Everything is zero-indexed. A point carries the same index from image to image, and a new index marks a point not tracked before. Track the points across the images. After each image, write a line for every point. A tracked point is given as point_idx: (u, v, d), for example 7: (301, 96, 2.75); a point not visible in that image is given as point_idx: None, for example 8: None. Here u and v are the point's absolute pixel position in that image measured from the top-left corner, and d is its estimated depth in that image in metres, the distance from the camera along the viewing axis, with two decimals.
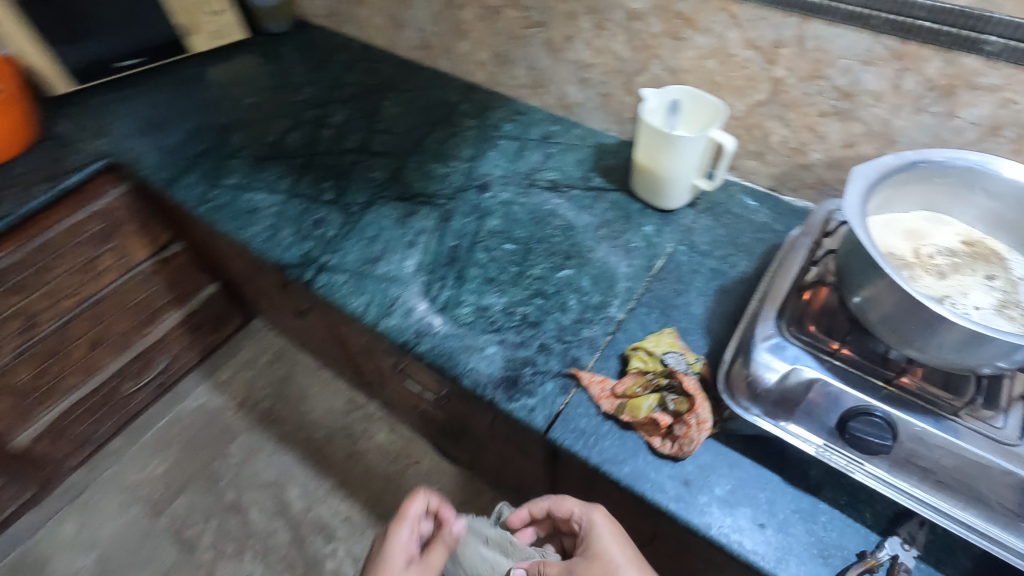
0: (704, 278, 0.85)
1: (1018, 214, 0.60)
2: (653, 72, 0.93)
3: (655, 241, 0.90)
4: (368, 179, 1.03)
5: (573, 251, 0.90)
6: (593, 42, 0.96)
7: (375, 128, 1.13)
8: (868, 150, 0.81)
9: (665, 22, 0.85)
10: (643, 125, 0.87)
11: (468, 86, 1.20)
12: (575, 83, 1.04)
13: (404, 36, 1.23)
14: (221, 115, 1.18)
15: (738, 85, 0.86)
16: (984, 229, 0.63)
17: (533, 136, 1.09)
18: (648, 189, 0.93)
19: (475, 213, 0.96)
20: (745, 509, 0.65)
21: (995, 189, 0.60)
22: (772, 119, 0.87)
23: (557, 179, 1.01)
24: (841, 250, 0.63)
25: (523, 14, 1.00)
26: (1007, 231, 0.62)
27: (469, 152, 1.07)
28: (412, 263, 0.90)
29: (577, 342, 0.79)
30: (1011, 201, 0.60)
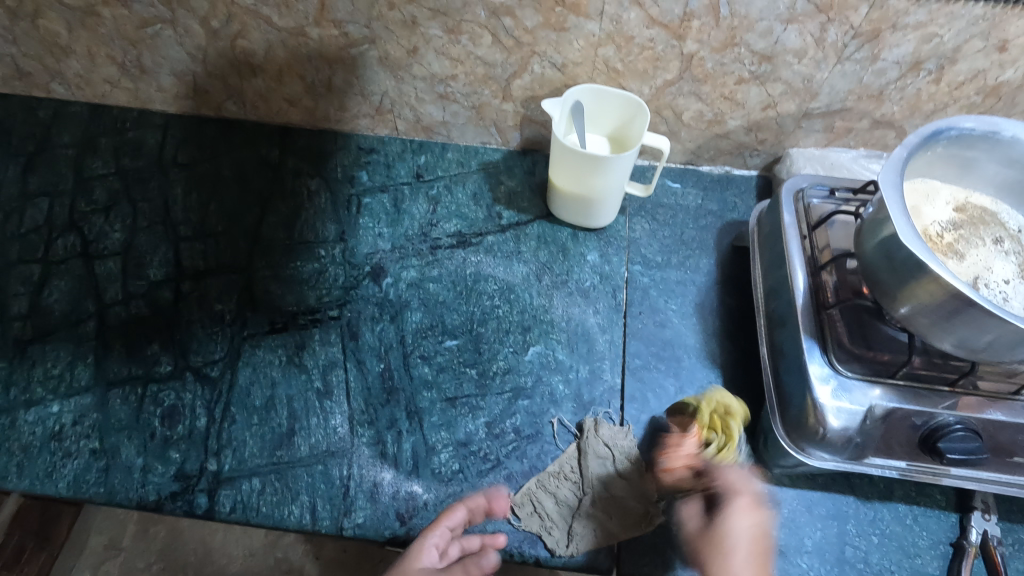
0: (676, 297, 0.75)
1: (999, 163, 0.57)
2: (534, 72, 0.75)
3: (606, 270, 0.77)
4: (213, 318, 0.72)
5: (528, 320, 0.73)
6: (449, 50, 0.74)
7: (182, 235, 0.79)
8: (788, 107, 0.75)
9: (542, 13, 0.67)
10: (560, 149, 0.70)
11: (281, 133, 0.90)
12: (434, 100, 0.82)
13: (156, 85, 0.86)
14: None
15: (642, 68, 0.72)
16: (965, 186, 0.59)
17: (401, 178, 0.85)
18: (574, 213, 0.78)
19: (385, 314, 0.73)
20: (843, 547, 0.60)
21: (981, 146, 0.56)
22: (683, 96, 0.75)
23: (461, 229, 0.80)
24: (865, 259, 0.56)
25: (339, 31, 0.73)
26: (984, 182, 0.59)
27: (333, 228, 0.80)
28: (342, 419, 0.66)
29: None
30: (997, 154, 0.56)
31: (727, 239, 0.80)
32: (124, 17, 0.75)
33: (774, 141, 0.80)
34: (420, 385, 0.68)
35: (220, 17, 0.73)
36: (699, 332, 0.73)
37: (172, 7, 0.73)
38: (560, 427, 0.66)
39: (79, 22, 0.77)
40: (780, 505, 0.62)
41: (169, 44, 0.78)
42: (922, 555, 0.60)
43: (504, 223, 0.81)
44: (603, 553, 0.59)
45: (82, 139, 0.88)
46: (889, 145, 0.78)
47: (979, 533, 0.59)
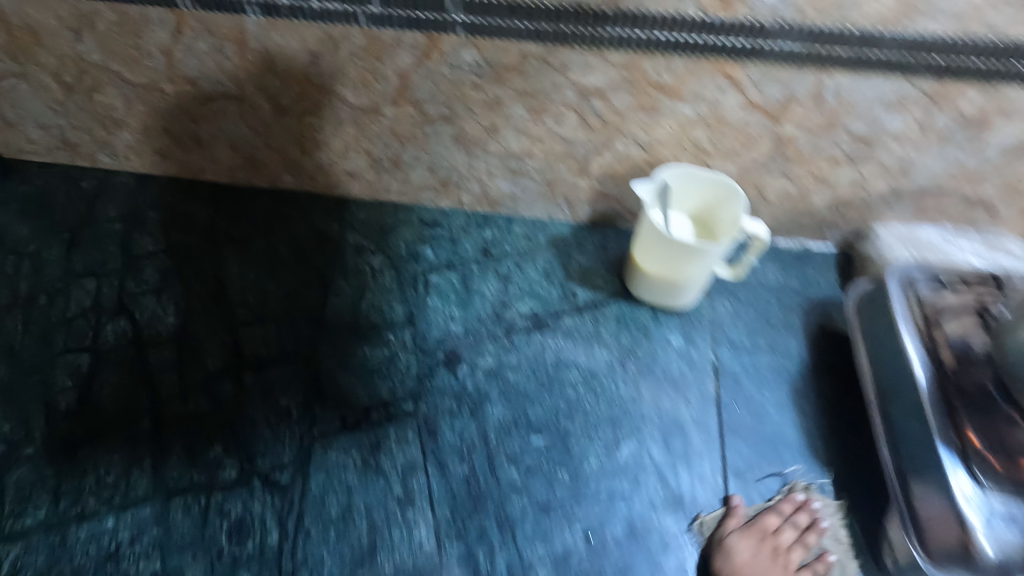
0: (769, 385, 0.71)
1: None
2: (617, 150, 0.72)
3: (693, 354, 0.73)
4: (280, 414, 0.67)
5: (617, 413, 0.69)
6: (530, 129, 0.70)
7: (240, 319, 0.74)
8: (879, 187, 0.72)
9: (636, 96, 0.64)
10: (656, 234, 0.68)
11: (338, 204, 0.86)
12: (505, 175, 0.78)
13: (210, 157, 0.82)
14: None
15: (732, 148, 0.69)
16: None
17: (468, 254, 0.81)
18: (659, 295, 0.74)
19: (466, 407, 0.69)
20: None
21: None
22: (771, 175, 0.73)
23: (536, 310, 0.77)
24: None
25: (416, 109, 0.70)
26: None
27: (402, 309, 0.76)
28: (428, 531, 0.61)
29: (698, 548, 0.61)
30: None
31: (814, 319, 0.77)
32: (188, 93, 0.72)
33: (857, 218, 0.78)
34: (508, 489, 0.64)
35: (291, 95, 0.70)
36: (798, 424, 0.69)
37: (240, 85, 0.70)
38: (664, 537, 0.61)
39: (137, 96, 0.73)
40: None
41: (231, 119, 0.75)
42: None
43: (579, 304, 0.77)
44: None
45: (129, 213, 0.83)
46: (977, 223, 0.76)
47: None
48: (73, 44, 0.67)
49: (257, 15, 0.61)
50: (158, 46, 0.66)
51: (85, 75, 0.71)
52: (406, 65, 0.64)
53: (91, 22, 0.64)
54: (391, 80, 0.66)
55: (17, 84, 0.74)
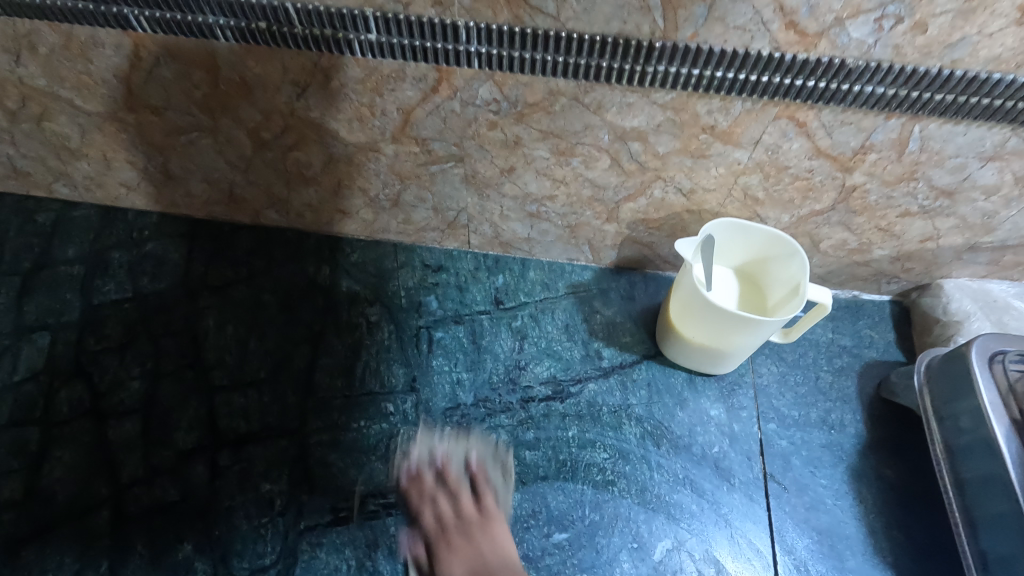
0: (823, 467, 0.62)
1: None
2: (653, 196, 0.62)
3: (736, 429, 0.64)
4: (261, 504, 0.58)
5: (649, 502, 0.60)
6: (553, 172, 0.61)
7: (215, 384, 0.65)
8: (953, 241, 0.63)
9: (681, 140, 0.54)
10: (704, 304, 0.57)
11: (330, 243, 0.75)
12: (521, 218, 0.68)
13: (182, 191, 0.72)
14: None
15: (789, 197, 0.60)
16: None
17: (477, 304, 0.71)
18: (699, 361, 0.64)
19: (477, 497, 0.59)
20: None
21: None
22: (829, 226, 0.63)
23: (556, 374, 0.67)
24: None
25: (420, 147, 0.60)
26: None
27: (402, 373, 0.66)
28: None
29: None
30: None
31: (871, 385, 0.67)
32: (153, 124, 0.61)
33: (921, 271, 0.68)
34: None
35: (274, 128, 0.60)
36: (860, 516, 0.59)
37: (214, 116, 0.59)
38: None
39: (94, 125, 0.63)
40: None
41: (205, 152, 0.64)
42: None
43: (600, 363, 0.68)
44: None
45: (91, 254, 0.73)
46: None
47: None
48: (13, 67, 0.57)
49: (231, 41, 0.51)
50: (114, 71, 0.55)
51: (32, 101, 0.61)
52: (409, 99, 0.54)
53: (32, 44, 0.54)
54: (391, 115, 0.56)
55: None
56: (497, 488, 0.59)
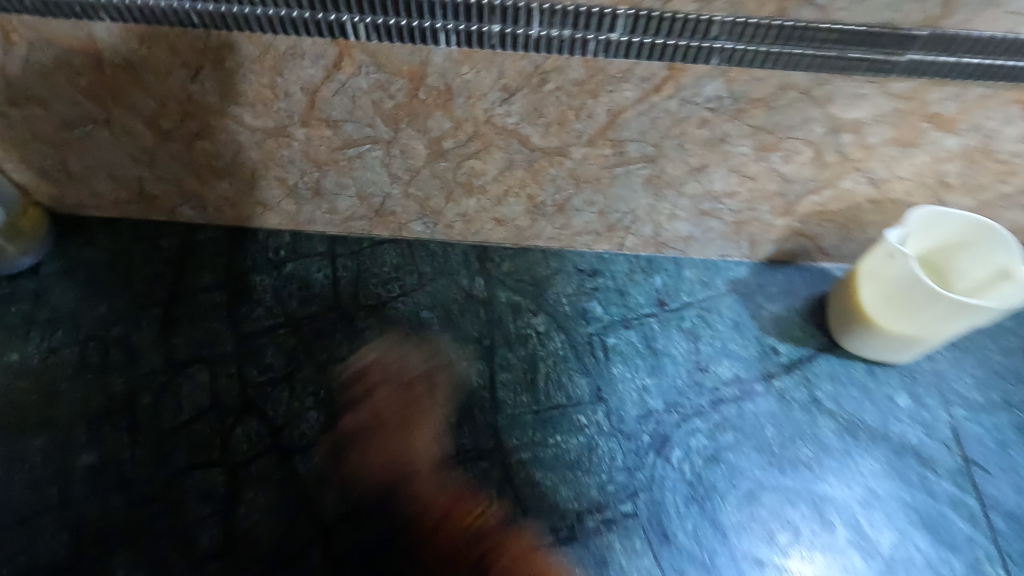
0: (1016, 447, 0.63)
1: None
2: (841, 188, 0.61)
3: (924, 415, 0.64)
4: (476, 531, 0.56)
5: (860, 492, 0.59)
6: (744, 168, 0.59)
7: (397, 407, 0.62)
8: None
9: (898, 130, 0.53)
10: (929, 292, 0.56)
11: (477, 254, 0.73)
12: (689, 217, 0.67)
13: (326, 207, 0.68)
14: (61, 537, 0.54)
15: (982, 183, 0.59)
16: None
17: (642, 306, 0.70)
18: (887, 350, 0.64)
19: (693, 504, 0.58)
20: None
21: None
22: (1010, 209, 0.63)
23: (739, 374, 0.66)
24: None
25: (614, 149, 0.57)
26: None
27: (586, 383, 0.64)
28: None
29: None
30: None
31: None
32: (323, 139, 0.58)
33: None
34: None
35: (459, 137, 0.57)
36: None
37: (395, 127, 0.56)
38: None
39: (255, 142, 0.59)
40: None
41: (371, 166, 0.61)
42: None
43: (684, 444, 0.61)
44: None
45: (230, 279, 0.69)
46: None
47: None
48: (185, 83, 0.52)
49: (451, 46, 0.48)
50: (302, 84, 0.52)
51: (193, 119, 0.56)
52: (623, 101, 0.52)
53: (218, 58, 0.50)
54: (597, 117, 0.54)
55: (95, 132, 0.58)
56: (706, 483, 0.59)
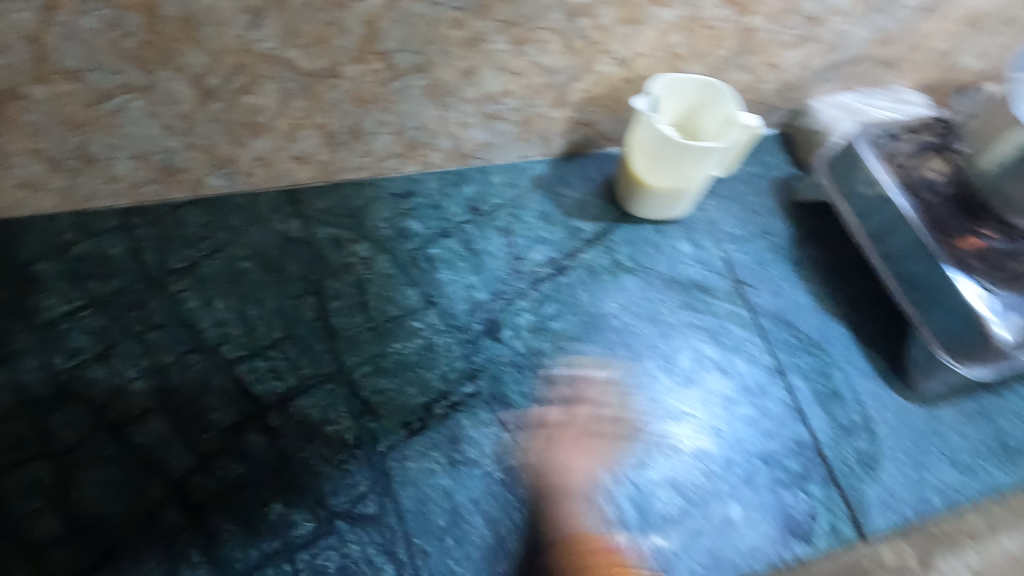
0: (773, 262, 0.77)
1: None
2: (597, 72, 0.69)
3: (703, 255, 0.77)
4: (333, 445, 0.58)
5: (662, 327, 0.70)
6: (509, 65, 0.65)
7: (231, 357, 0.61)
8: (817, 64, 0.79)
9: (621, 8, 0.62)
10: (672, 145, 0.67)
11: (288, 198, 0.72)
12: (479, 122, 0.72)
13: (104, 177, 0.64)
14: None
15: (703, 49, 0.71)
16: None
17: (457, 215, 0.75)
18: (663, 208, 0.75)
19: (527, 370, 0.65)
20: (1003, 439, 0.68)
21: None
22: (733, 71, 0.75)
23: (551, 255, 0.73)
24: None
25: (383, 63, 0.60)
26: None
27: (415, 293, 0.68)
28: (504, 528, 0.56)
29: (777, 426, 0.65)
30: None
31: (784, 196, 0.83)
32: (70, 95, 0.54)
33: (796, 97, 0.85)
34: (563, 440, 0.61)
35: (222, 71, 0.56)
36: (806, 288, 0.75)
37: (149, 70, 0.54)
38: (750, 423, 0.65)
39: None
40: (946, 420, 0.68)
41: (137, 119, 0.58)
42: None
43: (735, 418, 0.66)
44: (845, 523, 0.61)
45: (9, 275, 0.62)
46: (885, 82, 0.86)
47: None
48: None
49: None
50: (20, 32, 0.48)
51: None
52: (372, 9, 0.55)
53: None
54: (354, 31, 0.56)
55: None
56: (536, 351, 0.66)
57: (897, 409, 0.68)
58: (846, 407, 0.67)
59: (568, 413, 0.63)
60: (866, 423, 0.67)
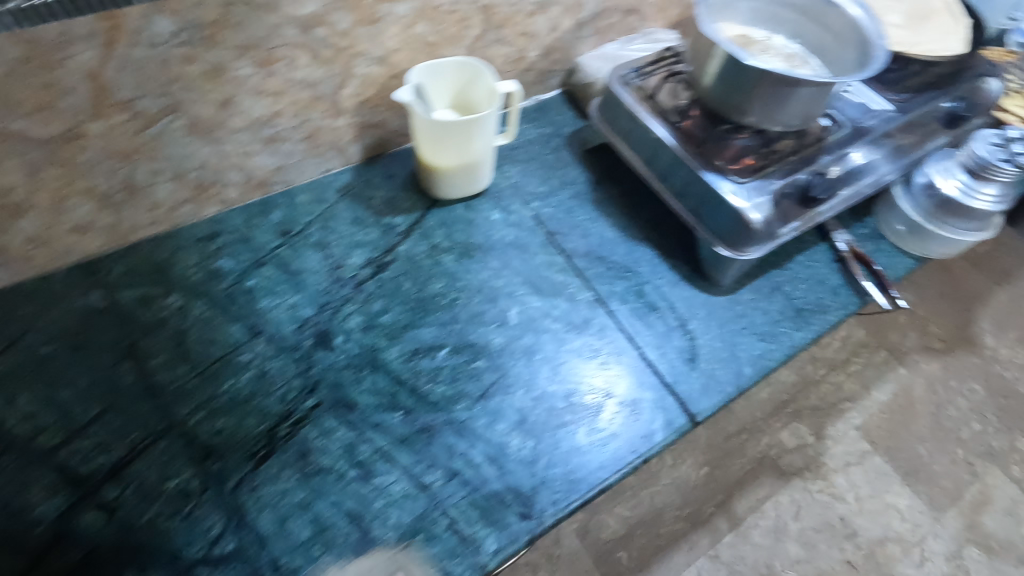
0: (579, 208, 0.84)
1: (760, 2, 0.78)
2: (358, 75, 0.72)
3: (514, 218, 0.82)
4: (177, 498, 0.57)
5: (487, 292, 0.75)
6: (266, 86, 0.67)
7: (48, 445, 0.59)
8: (567, 24, 0.87)
9: (353, 12, 0.65)
10: (443, 125, 0.71)
11: (83, 271, 0.70)
12: (262, 148, 0.73)
13: None
14: None
15: (452, 33, 0.76)
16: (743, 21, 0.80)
17: (270, 242, 0.75)
18: (462, 184, 0.80)
19: (364, 367, 0.67)
20: (794, 302, 0.79)
21: None
22: (492, 46, 0.81)
23: (369, 256, 0.76)
24: (716, 82, 0.71)
25: (128, 113, 0.60)
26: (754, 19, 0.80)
27: (238, 328, 0.68)
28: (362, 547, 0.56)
29: (605, 353, 0.72)
30: None
31: (578, 147, 0.91)
32: None
33: (564, 58, 0.93)
34: (420, 419, 0.64)
35: None
36: (611, 223, 0.83)
37: None
38: (580, 354, 0.71)
39: None
40: (746, 302, 0.78)
41: None
42: (826, 279, 0.81)
43: (591, 351, 0.72)
44: (677, 415, 0.68)
45: None
46: (636, 27, 0.96)
47: (844, 241, 0.84)
48: None
49: None
50: None
51: None
52: (89, 63, 0.54)
53: None
54: (79, 87, 0.55)
55: None
56: (370, 348, 0.68)
57: (707, 304, 0.77)
58: (666, 316, 0.75)
59: (414, 395, 0.65)
60: (682, 324, 0.75)
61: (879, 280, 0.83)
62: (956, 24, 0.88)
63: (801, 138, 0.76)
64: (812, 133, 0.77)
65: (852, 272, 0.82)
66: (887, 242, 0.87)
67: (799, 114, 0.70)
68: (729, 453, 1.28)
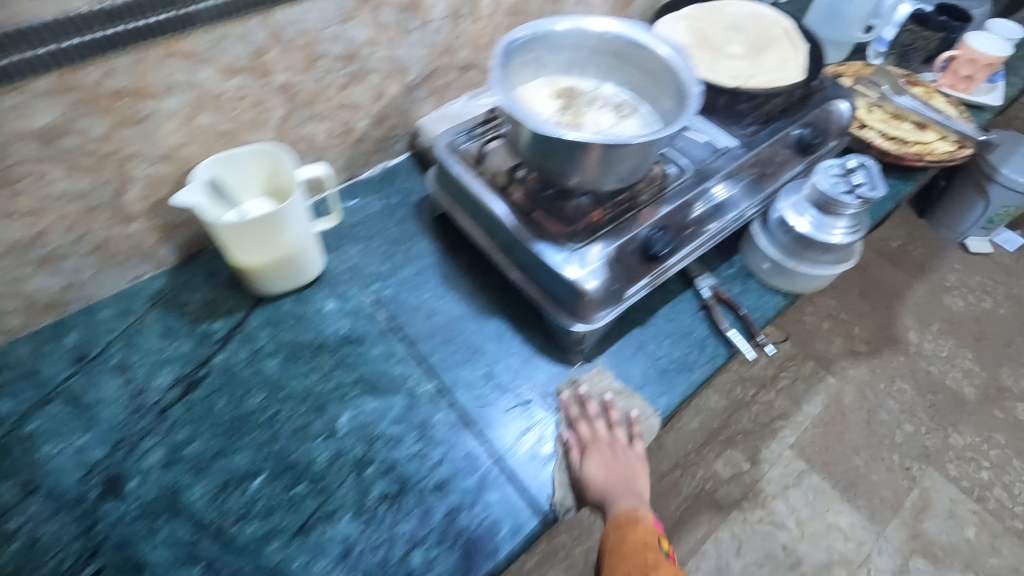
0: (425, 284, 0.78)
1: (569, 51, 0.73)
2: (139, 178, 0.65)
3: (351, 306, 0.75)
4: None
5: (315, 399, 0.67)
6: (15, 208, 0.58)
7: None
8: (395, 89, 0.81)
9: (106, 116, 0.58)
10: (236, 228, 0.63)
11: None
12: (36, 271, 0.64)
13: None
14: None
15: (249, 119, 0.69)
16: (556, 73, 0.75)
17: (62, 372, 0.67)
18: (285, 278, 0.72)
19: (161, 514, 0.58)
20: (657, 363, 0.73)
21: (546, 43, 0.71)
22: (306, 124, 0.75)
23: (179, 373, 0.68)
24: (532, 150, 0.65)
25: None
26: (566, 67, 0.75)
27: (11, 486, 0.59)
28: None
29: (489, 443, 0.66)
30: (562, 46, 0.72)
31: (426, 214, 0.85)
32: None
33: (403, 122, 0.87)
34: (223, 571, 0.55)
35: None
36: (459, 297, 0.77)
37: None
38: (419, 459, 0.64)
39: None
40: (605, 370, 0.72)
41: None
42: (691, 329, 0.77)
43: (433, 453, 0.65)
44: (528, 517, 0.61)
45: None
46: (480, 81, 0.91)
47: (708, 286, 0.79)
48: None
49: None
50: None
51: None
52: None
53: None
54: None
55: None
56: (170, 489, 0.60)
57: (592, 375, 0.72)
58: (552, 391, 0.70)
59: (218, 542, 0.57)
60: (534, 406, 0.69)
61: (746, 325, 0.77)
62: (794, 48, 0.87)
63: (637, 192, 0.72)
64: (650, 184, 0.73)
65: (716, 320, 0.77)
66: (755, 281, 0.82)
67: (622, 174, 0.66)
68: (662, 494, 1.43)
